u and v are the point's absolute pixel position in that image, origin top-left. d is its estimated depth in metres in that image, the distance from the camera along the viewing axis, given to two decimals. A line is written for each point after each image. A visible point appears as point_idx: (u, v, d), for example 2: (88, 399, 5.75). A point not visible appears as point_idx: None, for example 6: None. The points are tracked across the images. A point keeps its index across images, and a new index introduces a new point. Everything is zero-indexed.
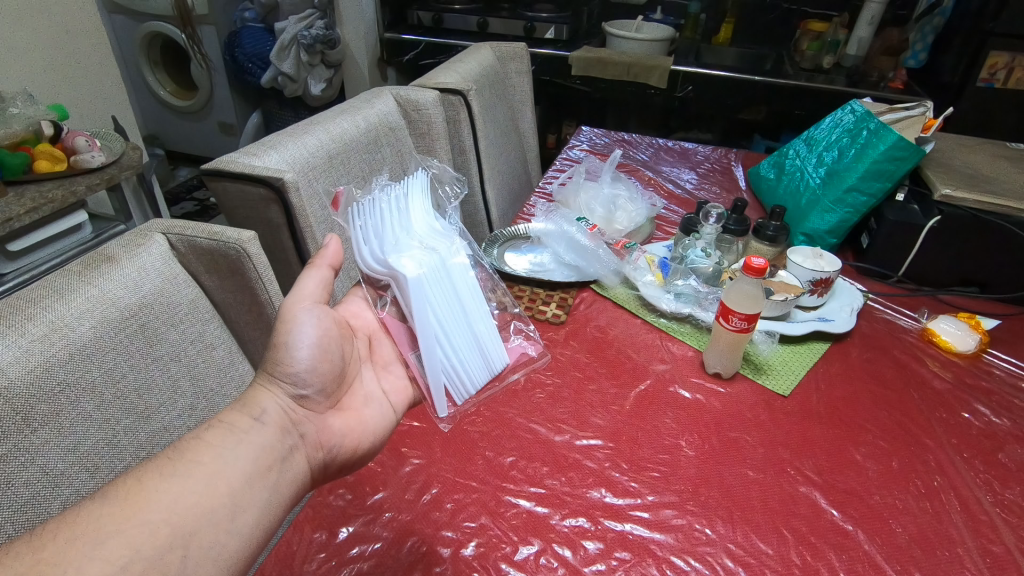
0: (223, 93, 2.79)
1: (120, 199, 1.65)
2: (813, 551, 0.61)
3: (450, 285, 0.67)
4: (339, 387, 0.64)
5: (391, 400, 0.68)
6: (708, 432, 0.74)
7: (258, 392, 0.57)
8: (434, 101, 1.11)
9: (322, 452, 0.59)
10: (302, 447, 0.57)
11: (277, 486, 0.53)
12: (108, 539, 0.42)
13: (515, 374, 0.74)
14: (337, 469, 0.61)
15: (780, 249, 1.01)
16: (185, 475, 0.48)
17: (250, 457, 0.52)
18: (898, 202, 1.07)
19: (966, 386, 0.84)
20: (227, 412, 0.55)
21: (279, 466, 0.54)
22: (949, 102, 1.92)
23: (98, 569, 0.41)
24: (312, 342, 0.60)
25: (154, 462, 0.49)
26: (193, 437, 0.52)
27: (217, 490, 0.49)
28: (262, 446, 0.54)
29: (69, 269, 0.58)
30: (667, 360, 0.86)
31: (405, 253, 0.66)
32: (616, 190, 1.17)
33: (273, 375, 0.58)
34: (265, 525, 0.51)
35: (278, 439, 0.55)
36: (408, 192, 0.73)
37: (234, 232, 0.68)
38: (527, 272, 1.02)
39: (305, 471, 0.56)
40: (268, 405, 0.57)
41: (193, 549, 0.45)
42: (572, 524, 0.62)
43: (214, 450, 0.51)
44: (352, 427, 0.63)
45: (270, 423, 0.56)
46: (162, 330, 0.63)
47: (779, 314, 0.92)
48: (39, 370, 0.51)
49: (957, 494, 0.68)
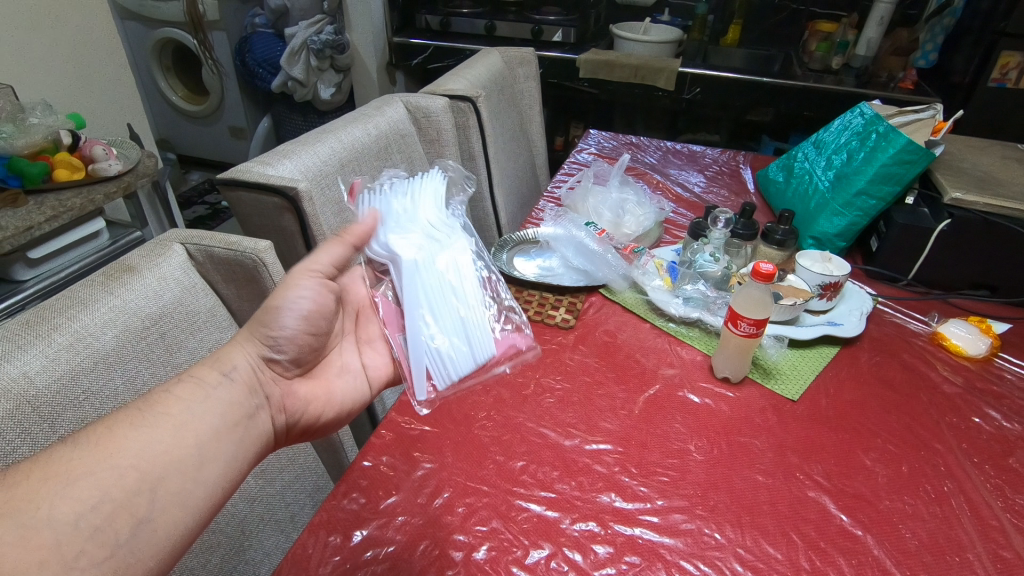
0: (234, 98, 2.82)
1: (136, 206, 1.68)
2: (823, 556, 0.61)
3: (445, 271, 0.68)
4: (313, 357, 0.67)
5: (369, 374, 0.71)
6: (718, 437, 0.75)
7: (232, 349, 0.59)
8: (443, 108, 1.12)
9: (286, 415, 0.62)
10: (268, 407, 0.59)
11: (243, 442, 0.55)
12: (79, 480, 0.44)
13: (501, 366, 0.69)
14: (299, 434, 0.64)
15: (788, 253, 1.01)
16: (155, 425, 0.50)
17: (219, 411, 0.54)
18: (908, 205, 1.07)
19: (976, 390, 0.83)
20: (198, 366, 0.57)
21: (246, 423, 0.56)
22: (959, 102, 1.91)
23: (69, 507, 0.43)
24: (301, 313, 0.63)
25: (124, 412, 0.51)
26: (163, 390, 0.53)
27: (185, 440, 0.51)
28: (231, 402, 0.56)
29: (91, 280, 0.59)
30: (676, 364, 0.86)
31: (406, 240, 0.69)
32: (624, 195, 1.17)
33: (255, 335, 0.60)
34: (230, 476, 0.53)
35: (245, 396, 0.57)
36: (421, 188, 0.77)
37: (250, 242, 0.68)
38: (536, 276, 1.03)
39: (269, 431, 0.59)
40: (239, 362, 0.59)
41: (161, 493, 0.47)
42: (582, 529, 0.63)
43: (184, 403, 0.52)
44: (318, 396, 0.66)
45: (240, 380, 0.57)
46: (181, 339, 0.64)
47: (789, 318, 0.93)
48: (66, 380, 0.52)
49: (966, 498, 0.68)
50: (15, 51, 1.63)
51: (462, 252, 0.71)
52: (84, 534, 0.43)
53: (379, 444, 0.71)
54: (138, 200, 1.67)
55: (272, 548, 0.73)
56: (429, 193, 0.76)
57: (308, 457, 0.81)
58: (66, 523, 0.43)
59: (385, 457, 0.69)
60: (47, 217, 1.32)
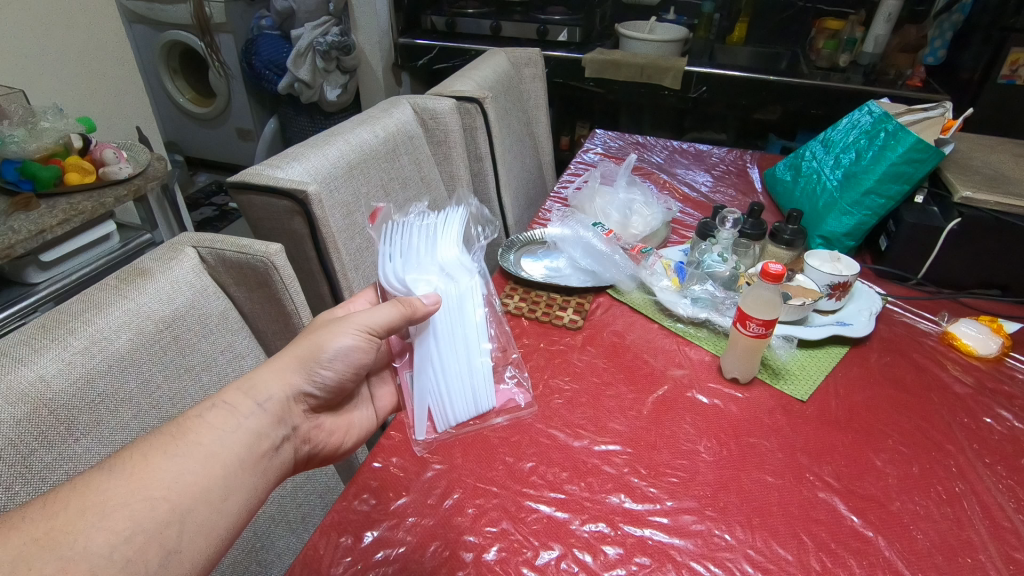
0: (241, 99, 2.84)
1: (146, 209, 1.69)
2: (833, 557, 0.61)
3: (459, 313, 0.66)
4: (341, 394, 0.67)
5: (377, 405, 0.73)
6: (727, 438, 0.75)
7: (269, 377, 0.59)
8: (450, 109, 1.12)
9: (307, 445, 0.62)
10: (292, 438, 0.60)
11: (266, 472, 0.55)
12: (114, 512, 0.45)
13: (500, 419, 0.72)
14: (317, 462, 0.65)
15: (797, 253, 1.00)
16: (186, 455, 0.50)
17: (246, 441, 0.54)
18: (918, 204, 1.06)
19: (988, 390, 0.83)
20: (231, 391, 0.57)
21: (270, 454, 0.57)
22: (969, 100, 1.90)
23: (104, 539, 0.44)
24: (341, 360, 0.62)
25: (155, 438, 0.51)
26: (194, 415, 0.54)
27: (213, 470, 0.51)
28: (258, 431, 0.56)
29: (105, 284, 0.59)
30: (684, 365, 0.86)
31: (426, 279, 0.66)
32: (632, 195, 1.17)
33: (293, 367, 0.61)
34: (253, 504, 0.54)
35: (273, 426, 0.57)
36: (449, 219, 0.74)
37: (261, 245, 0.68)
38: (544, 278, 1.03)
39: (289, 460, 0.59)
40: (275, 393, 0.59)
41: (189, 524, 0.48)
42: (592, 530, 0.63)
43: (214, 431, 0.53)
44: (341, 426, 0.68)
45: (270, 411, 0.58)
46: (193, 340, 0.64)
47: (798, 318, 0.92)
48: (81, 385, 0.53)
49: (978, 499, 0.68)
50: (26, 57, 1.65)
51: (476, 295, 0.68)
52: (117, 565, 0.44)
53: (389, 446, 0.71)
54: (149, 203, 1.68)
55: (285, 549, 0.73)
56: (453, 233, 0.72)
57: None
58: (101, 554, 0.43)
59: (395, 459, 0.70)
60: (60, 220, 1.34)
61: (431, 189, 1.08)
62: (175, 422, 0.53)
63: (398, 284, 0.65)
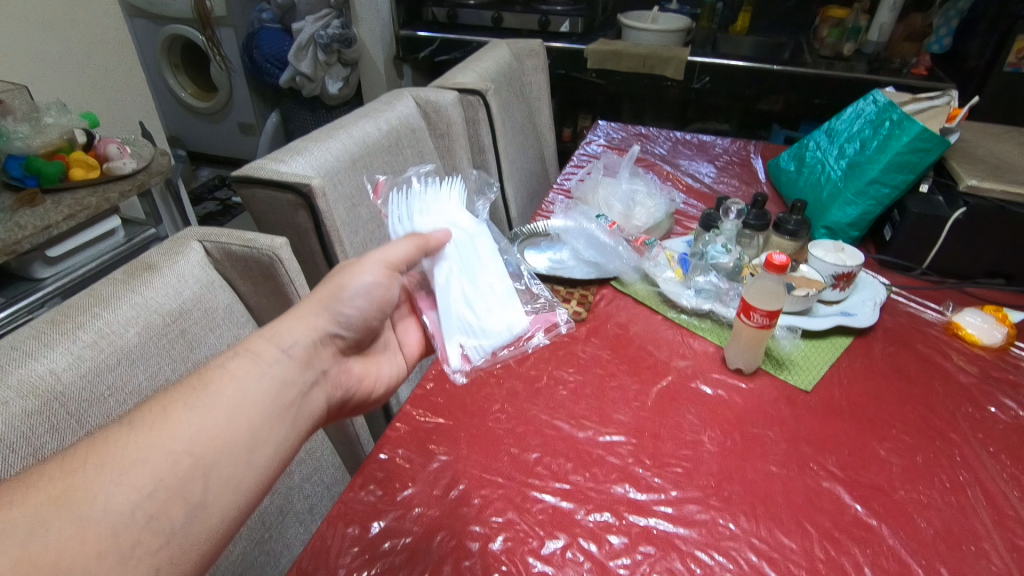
0: (243, 94, 2.84)
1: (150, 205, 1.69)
2: (837, 546, 0.62)
3: (473, 254, 0.70)
4: (364, 340, 0.68)
5: (404, 349, 0.75)
6: (730, 428, 0.75)
7: (294, 323, 0.59)
8: (452, 102, 1.11)
9: (335, 392, 0.63)
10: (320, 384, 0.60)
11: (293, 422, 0.55)
12: (134, 467, 0.44)
13: (537, 338, 0.75)
14: (346, 408, 0.66)
15: (801, 243, 1.00)
16: (209, 407, 0.50)
17: (271, 391, 0.54)
18: (922, 193, 1.05)
19: (992, 379, 0.83)
20: (254, 339, 0.57)
21: (297, 403, 0.56)
22: (973, 89, 1.89)
23: (125, 495, 0.43)
24: (364, 300, 0.63)
25: (177, 391, 0.50)
26: (217, 366, 0.53)
27: (237, 423, 0.51)
28: (283, 380, 0.56)
29: (112, 278, 0.59)
30: (688, 356, 0.86)
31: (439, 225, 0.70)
32: (634, 186, 1.17)
33: (317, 309, 0.61)
34: (280, 457, 0.53)
35: (300, 372, 0.57)
36: (452, 180, 0.80)
37: (266, 240, 0.67)
38: (547, 269, 1.03)
39: (319, 406, 0.60)
40: (300, 338, 0.59)
41: (213, 477, 0.47)
42: (597, 520, 0.64)
43: (238, 381, 0.53)
44: (369, 372, 0.69)
45: (296, 357, 0.58)
46: (201, 334, 0.63)
47: (802, 309, 0.92)
48: (90, 377, 0.53)
49: (983, 488, 0.68)
50: (29, 52, 1.65)
51: (482, 239, 0.73)
52: (140, 522, 0.43)
53: (394, 437, 0.72)
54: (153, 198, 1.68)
55: (294, 539, 0.74)
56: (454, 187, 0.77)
57: (324, 447, 0.80)
58: (122, 511, 0.42)
59: (402, 450, 0.70)
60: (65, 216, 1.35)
61: (433, 180, 1.08)
62: (196, 375, 0.53)
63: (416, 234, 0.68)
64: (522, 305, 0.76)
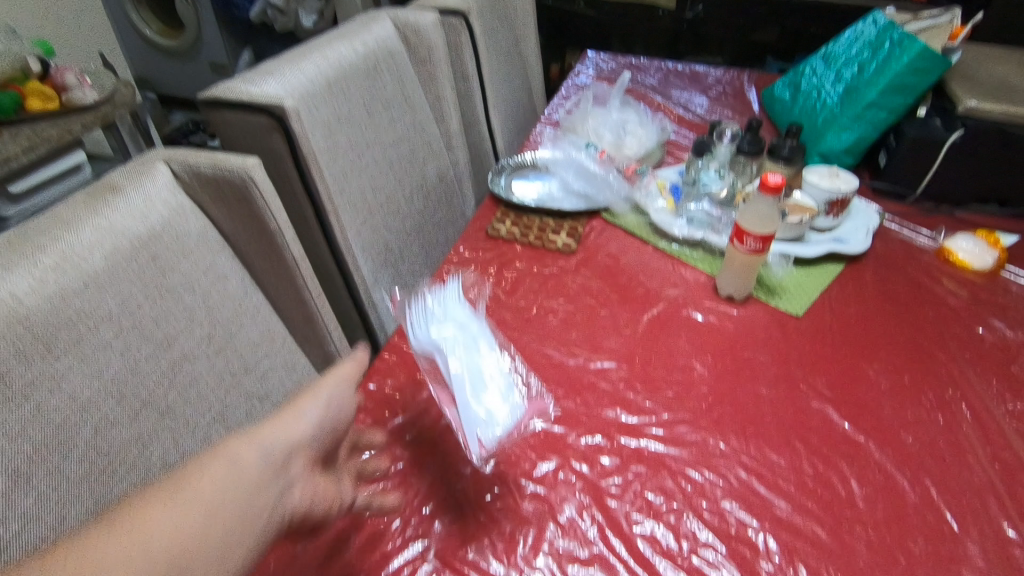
0: (211, 30, 2.68)
1: (117, 138, 1.68)
2: (825, 461, 0.63)
3: (477, 356, 0.65)
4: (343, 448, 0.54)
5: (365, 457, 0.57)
6: (721, 353, 0.75)
7: (274, 425, 0.47)
8: (433, 24, 1.03)
9: (318, 501, 0.48)
10: (302, 486, 0.47)
11: (274, 523, 0.43)
12: None
13: (535, 423, 0.63)
14: (310, 528, 0.50)
15: (796, 169, 0.96)
16: (179, 508, 0.38)
17: (251, 483, 0.42)
18: (920, 118, 1.00)
19: (981, 302, 0.83)
20: (226, 441, 0.44)
21: (280, 503, 0.44)
22: (972, 16, 1.83)
23: None
24: (336, 407, 0.51)
25: (147, 490, 0.39)
26: (191, 463, 0.42)
27: (216, 525, 0.39)
28: (260, 478, 0.43)
29: (73, 200, 0.55)
30: (679, 285, 0.85)
31: (446, 331, 0.65)
32: (625, 115, 1.12)
33: (294, 413, 0.48)
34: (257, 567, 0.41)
35: (280, 475, 0.45)
36: (448, 291, 0.73)
37: (237, 159, 0.63)
38: (535, 201, 1.00)
39: (301, 513, 0.46)
40: (281, 437, 0.46)
41: None
42: (588, 442, 0.64)
43: (215, 479, 0.41)
44: (343, 501, 0.52)
45: (278, 457, 0.45)
46: (173, 260, 0.59)
47: (794, 236, 0.91)
48: (55, 300, 0.49)
49: (968, 404, 0.69)
50: None
51: (485, 341, 0.67)
52: None
53: (384, 368, 0.71)
54: (119, 133, 1.67)
55: None
56: (457, 293, 0.72)
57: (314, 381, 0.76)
58: None
59: (390, 380, 0.70)
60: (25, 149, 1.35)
61: (417, 112, 1.02)
62: (166, 476, 0.41)
63: (426, 342, 0.64)
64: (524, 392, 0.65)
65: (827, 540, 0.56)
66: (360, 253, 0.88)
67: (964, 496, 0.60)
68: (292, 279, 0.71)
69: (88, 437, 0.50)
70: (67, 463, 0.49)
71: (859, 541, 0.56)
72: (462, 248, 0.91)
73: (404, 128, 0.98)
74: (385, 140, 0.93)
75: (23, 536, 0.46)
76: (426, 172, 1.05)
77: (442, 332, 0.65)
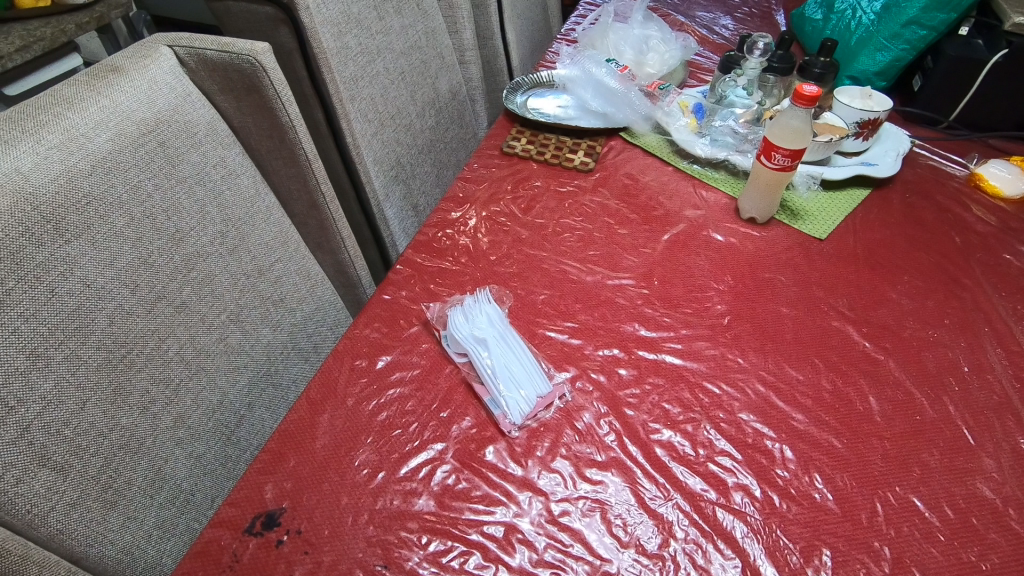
0: None
1: (112, 43, 1.72)
2: (844, 377, 0.62)
3: (507, 342, 0.61)
4: None
5: None
6: (743, 273, 0.73)
7: None
8: None
9: None
10: None
11: None
12: None
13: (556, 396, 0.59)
14: None
15: (827, 88, 0.91)
16: None
17: None
18: (961, 37, 0.95)
19: (1010, 229, 0.81)
20: None
21: None
22: None
23: None
24: None
25: None
26: None
27: None
28: None
29: (74, 81, 0.52)
30: (701, 206, 0.83)
31: (477, 328, 0.62)
32: (648, 31, 1.07)
33: None
34: None
35: None
36: (476, 293, 0.67)
37: (245, 43, 0.60)
38: (550, 118, 0.96)
39: None
40: None
41: None
42: (606, 354, 0.63)
43: None
44: None
45: None
46: (182, 149, 0.57)
47: (821, 158, 0.88)
48: (65, 180, 0.47)
49: (991, 327, 0.68)
50: None
51: (510, 326, 0.63)
52: None
53: (399, 279, 0.70)
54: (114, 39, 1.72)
55: (298, 377, 0.69)
56: (484, 292, 0.67)
57: (328, 289, 0.75)
58: None
59: (405, 292, 0.68)
60: (18, 47, 1.38)
61: (429, 20, 0.96)
62: None
63: (460, 344, 0.61)
64: (538, 364, 0.61)
65: (842, 450, 0.56)
66: (372, 166, 0.85)
67: (983, 414, 0.59)
68: (304, 178, 0.70)
69: (105, 325, 0.50)
70: (86, 349, 0.48)
71: (875, 452, 0.56)
72: (475, 164, 0.88)
73: (416, 36, 0.93)
74: (396, 46, 0.88)
75: (48, 415, 0.46)
76: (439, 85, 1.00)
77: (472, 328, 0.62)
